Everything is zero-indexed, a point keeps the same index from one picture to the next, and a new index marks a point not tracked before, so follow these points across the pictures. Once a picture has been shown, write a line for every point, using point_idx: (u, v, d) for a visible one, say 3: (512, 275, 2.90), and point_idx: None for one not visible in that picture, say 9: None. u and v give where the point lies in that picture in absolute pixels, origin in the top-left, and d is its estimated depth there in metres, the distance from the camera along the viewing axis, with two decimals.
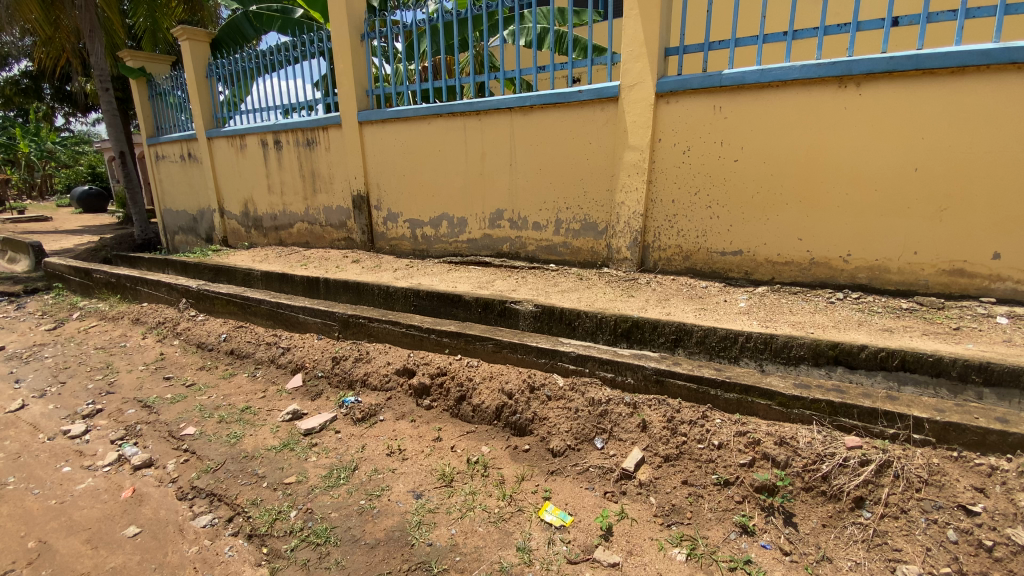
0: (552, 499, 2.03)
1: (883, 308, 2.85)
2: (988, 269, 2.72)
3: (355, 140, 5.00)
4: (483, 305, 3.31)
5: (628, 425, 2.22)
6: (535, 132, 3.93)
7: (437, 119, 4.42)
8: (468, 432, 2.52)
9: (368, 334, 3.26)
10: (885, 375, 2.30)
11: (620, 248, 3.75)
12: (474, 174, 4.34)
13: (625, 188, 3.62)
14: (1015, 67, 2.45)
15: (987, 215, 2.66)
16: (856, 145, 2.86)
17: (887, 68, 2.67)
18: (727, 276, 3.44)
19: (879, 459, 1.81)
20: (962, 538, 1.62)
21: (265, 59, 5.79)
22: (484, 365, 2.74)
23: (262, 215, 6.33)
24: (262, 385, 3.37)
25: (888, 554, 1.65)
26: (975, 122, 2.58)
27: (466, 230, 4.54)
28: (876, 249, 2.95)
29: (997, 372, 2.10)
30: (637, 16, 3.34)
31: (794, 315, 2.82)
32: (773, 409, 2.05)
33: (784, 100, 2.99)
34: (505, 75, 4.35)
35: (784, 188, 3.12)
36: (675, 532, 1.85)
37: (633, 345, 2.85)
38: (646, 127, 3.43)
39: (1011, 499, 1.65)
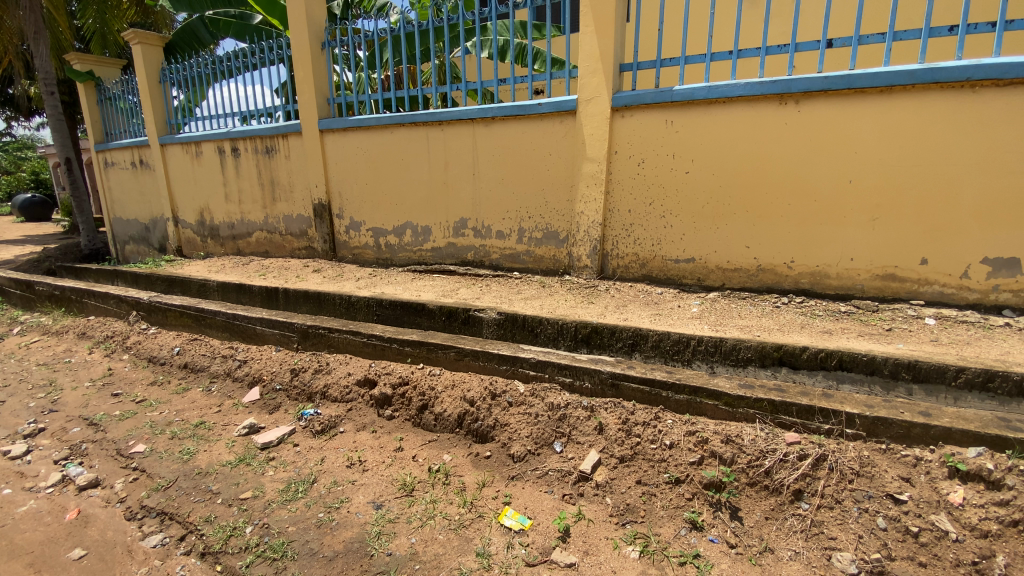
0: (512, 504, 2.06)
1: (824, 311, 3.03)
2: (917, 273, 2.92)
3: (316, 149, 4.95)
4: (447, 314, 3.32)
5: (586, 428, 2.28)
6: (496, 143, 4.00)
7: (399, 129, 4.43)
8: (429, 441, 2.52)
9: (328, 345, 3.22)
10: (825, 374, 2.44)
11: (581, 256, 3.84)
12: (437, 184, 4.37)
13: (584, 198, 3.72)
14: (937, 87, 2.65)
15: (915, 224, 2.87)
16: (796, 159, 3.04)
17: (823, 87, 2.86)
18: (682, 282, 3.57)
19: (815, 454, 1.92)
20: (890, 526, 1.74)
21: (222, 65, 5.67)
22: (446, 373, 2.75)
23: (219, 225, 6.16)
24: (218, 399, 3.27)
25: (824, 543, 1.76)
26: (903, 137, 2.78)
27: (430, 239, 4.55)
28: (816, 256, 3.13)
29: (924, 370, 2.26)
30: (593, 32, 3.46)
31: (742, 319, 2.96)
32: (720, 408, 2.15)
33: (730, 116, 3.15)
34: (466, 86, 4.41)
35: (732, 199, 3.28)
36: (629, 530, 1.91)
37: (593, 350, 2.93)
38: (603, 140, 3.55)
39: (933, 487, 1.79)
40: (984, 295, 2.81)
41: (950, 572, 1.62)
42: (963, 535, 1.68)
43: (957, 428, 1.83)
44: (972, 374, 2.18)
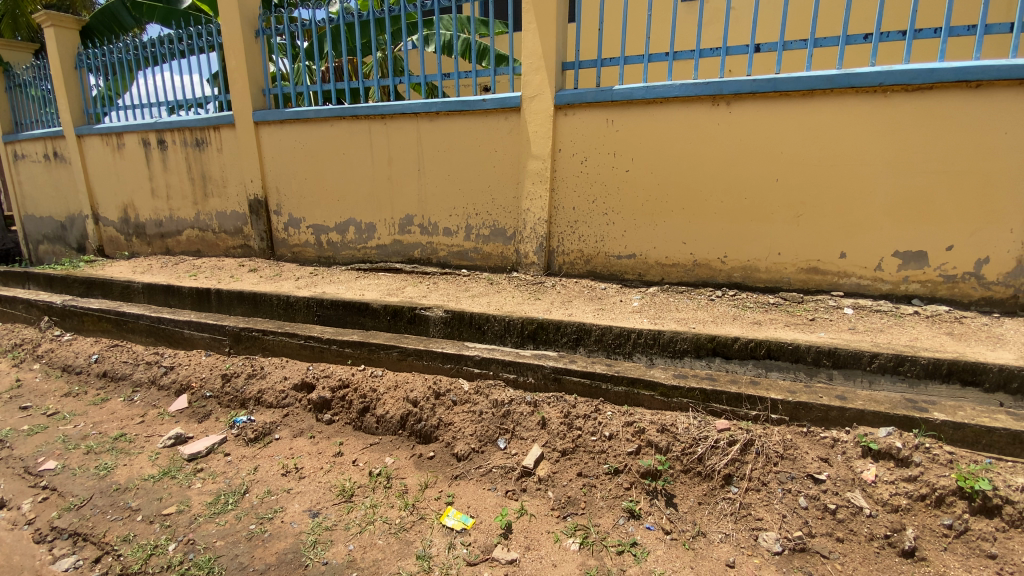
0: (455, 504, 2.04)
1: (754, 303, 3.18)
2: (837, 266, 3.12)
3: (251, 142, 4.71)
4: (392, 313, 3.24)
5: (529, 423, 2.29)
6: (440, 138, 3.94)
7: (339, 122, 4.29)
8: (371, 444, 2.45)
9: (262, 348, 3.09)
10: (755, 363, 2.56)
11: (528, 252, 3.85)
12: (380, 179, 4.26)
13: (530, 196, 3.74)
14: (852, 92, 2.84)
15: (834, 220, 3.06)
16: (728, 158, 3.18)
17: (751, 89, 2.99)
18: (624, 278, 3.66)
19: (743, 439, 2.01)
20: (811, 504, 1.85)
21: (146, 51, 5.29)
22: (388, 373, 2.69)
23: (144, 222, 5.75)
24: (141, 410, 3.05)
25: (752, 524, 1.85)
26: (823, 138, 2.96)
27: (375, 236, 4.42)
28: (747, 251, 3.29)
29: (843, 356, 2.41)
30: (535, 30, 3.47)
31: (680, 312, 3.06)
32: (656, 399, 2.22)
33: (667, 116, 3.25)
34: (410, 80, 4.32)
35: (669, 196, 3.38)
36: (570, 523, 1.93)
37: (539, 346, 2.95)
38: (547, 137, 3.57)
39: (849, 466, 1.92)
40: (895, 286, 3.04)
41: (865, 545, 1.75)
42: (876, 509, 1.80)
43: (870, 410, 1.97)
44: (885, 359, 2.35)
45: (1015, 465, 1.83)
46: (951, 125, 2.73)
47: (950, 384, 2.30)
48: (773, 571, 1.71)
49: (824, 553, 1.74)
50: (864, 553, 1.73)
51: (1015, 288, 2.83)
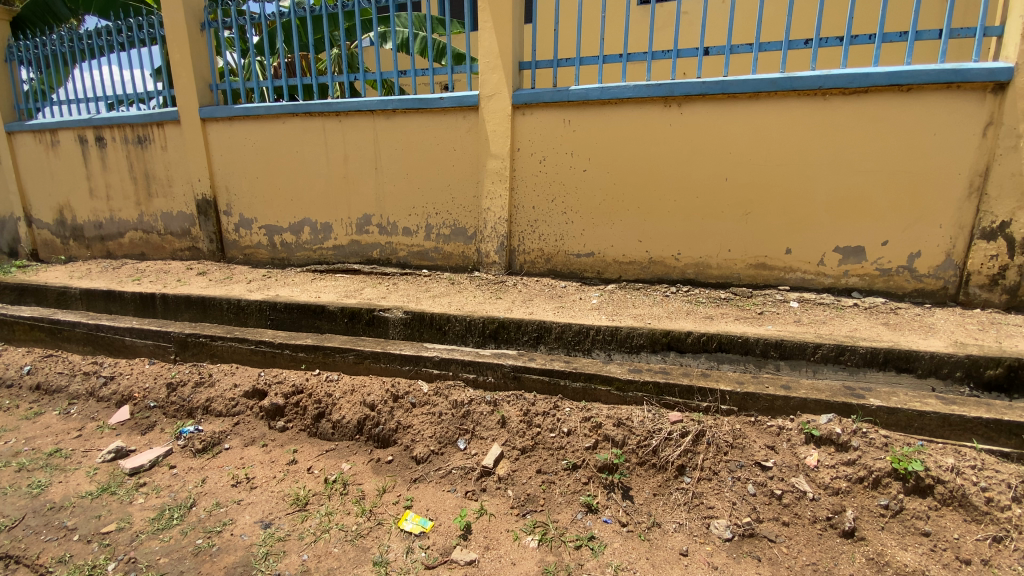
0: (413, 507, 2.01)
1: (707, 298, 3.28)
2: (784, 262, 3.26)
3: (198, 140, 4.51)
4: (350, 315, 3.17)
5: (489, 423, 2.29)
6: (397, 137, 3.89)
7: (292, 120, 4.16)
8: (327, 450, 2.38)
9: (210, 355, 2.97)
10: (707, 356, 2.65)
11: (489, 252, 3.84)
12: (336, 178, 4.16)
13: (489, 195, 3.73)
14: (794, 94, 2.97)
15: (780, 217, 3.19)
16: (680, 158, 3.27)
17: (701, 91, 3.08)
18: (584, 276, 3.70)
19: (695, 430, 2.08)
20: (759, 491, 1.93)
21: (82, 43, 4.98)
22: (345, 377, 2.64)
23: (82, 224, 5.41)
24: (78, 423, 2.86)
25: (704, 512, 1.91)
26: (769, 139, 3.08)
27: (331, 237, 4.31)
28: (699, 249, 3.39)
29: (788, 347, 2.52)
30: (491, 28, 3.47)
31: (637, 308, 3.13)
32: (612, 393, 2.26)
33: (622, 117, 3.32)
34: (365, 77, 4.23)
35: (625, 196, 3.45)
36: (529, 520, 1.93)
37: (500, 345, 2.94)
38: (505, 136, 3.57)
39: (793, 452, 2.00)
40: (836, 280, 3.20)
41: (809, 528, 1.83)
42: (818, 493, 1.89)
43: (812, 398, 2.07)
44: (827, 350, 2.47)
45: (943, 446, 1.96)
46: (884, 127, 2.89)
47: (886, 371, 2.44)
48: (724, 558, 1.77)
49: (771, 538, 1.82)
50: (807, 535, 1.81)
51: (944, 279, 3.02)
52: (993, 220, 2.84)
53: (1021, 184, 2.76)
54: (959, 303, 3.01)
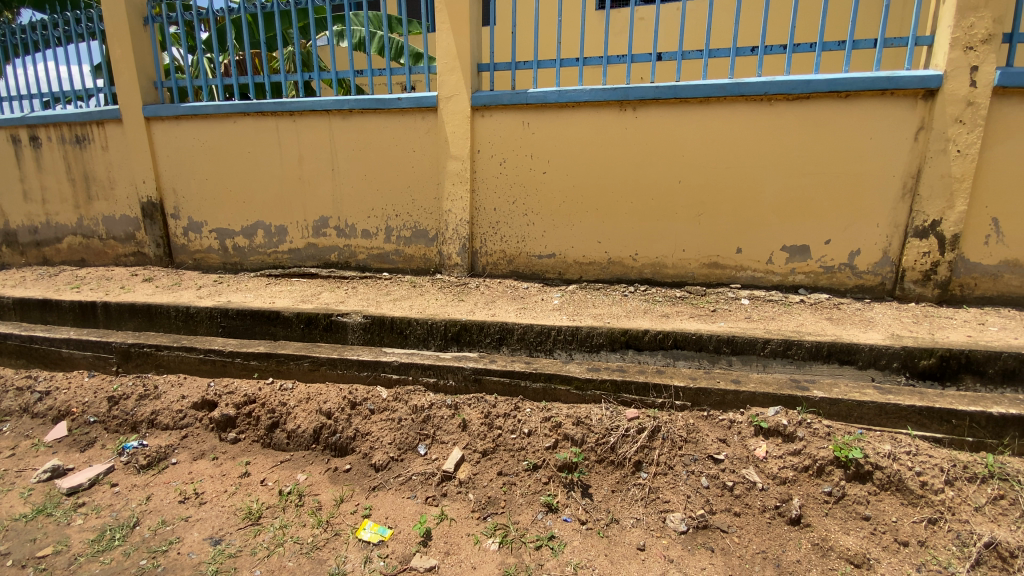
0: (372, 516, 1.97)
1: (664, 297, 3.36)
2: (735, 261, 3.38)
3: (142, 139, 4.30)
4: (306, 321, 3.08)
5: (450, 427, 2.27)
6: (354, 137, 3.81)
7: (243, 120, 4.02)
8: (282, 461, 2.31)
9: (156, 365, 2.83)
10: (664, 353, 2.71)
11: (451, 254, 3.82)
12: (290, 180, 4.04)
13: (450, 197, 3.70)
14: (742, 100, 3.09)
15: (731, 218, 3.31)
16: (635, 161, 3.34)
17: (655, 95, 3.16)
18: (545, 277, 3.73)
19: (651, 426, 2.13)
20: (712, 483, 1.99)
21: (13, 37, 4.67)
22: (300, 386, 2.56)
23: (15, 229, 5.06)
24: (10, 442, 2.67)
25: (661, 506, 1.96)
26: (719, 142, 3.19)
27: (286, 240, 4.18)
28: (656, 249, 3.47)
29: (739, 343, 2.62)
30: (449, 30, 3.46)
31: (597, 308, 3.17)
32: (572, 393, 2.28)
33: (579, 120, 3.37)
34: (320, 76, 4.13)
35: (584, 197, 3.50)
36: (490, 523, 1.93)
37: (463, 348, 2.93)
38: (464, 138, 3.56)
39: (743, 444, 2.08)
40: (784, 277, 3.33)
41: (758, 517, 1.91)
42: (767, 483, 1.97)
43: (760, 392, 2.15)
44: (775, 345, 2.58)
45: (881, 433, 2.07)
46: (825, 131, 3.04)
47: (830, 364, 2.56)
48: (679, 550, 1.82)
49: (724, 528, 1.88)
50: (757, 525, 1.89)
51: (882, 276, 3.19)
52: (925, 219, 3.01)
53: (949, 185, 2.94)
54: (896, 298, 3.18)
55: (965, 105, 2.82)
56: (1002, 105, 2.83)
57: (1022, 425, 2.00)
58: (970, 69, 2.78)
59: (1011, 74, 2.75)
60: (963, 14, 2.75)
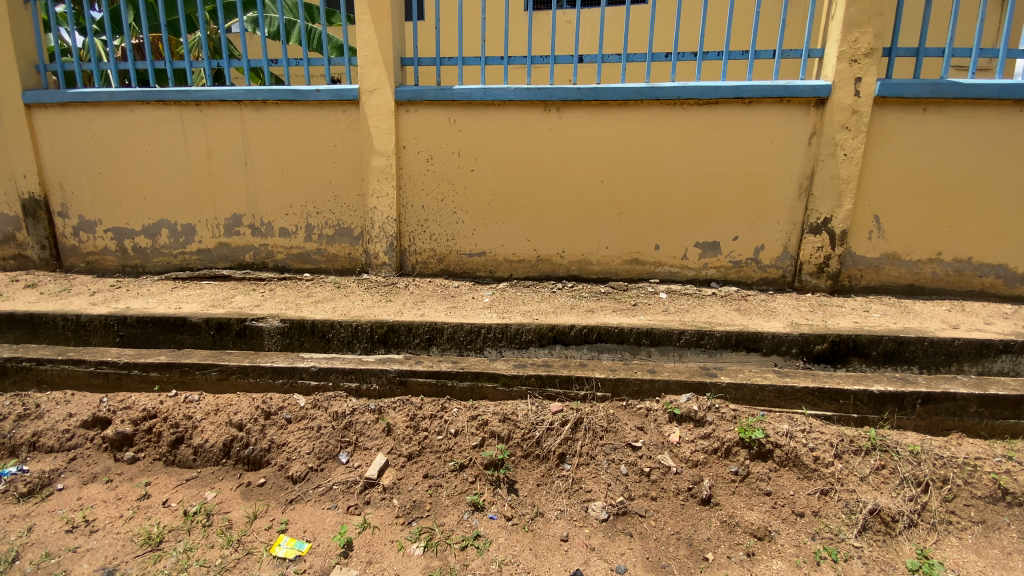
0: (289, 531, 1.89)
1: (589, 292, 3.45)
2: (654, 257, 3.53)
3: (20, 128, 3.83)
4: (217, 327, 2.89)
5: (373, 432, 2.21)
6: (268, 131, 3.61)
7: (142, 109, 3.69)
8: (187, 480, 2.15)
9: (39, 381, 2.54)
10: (589, 347, 2.80)
11: (378, 253, 3.70)
12: (198, 175, 3.75)
13: (374, 193, 3.59)
14: (657, 103, 3.24)
15: (649, 216, 3.46)
16: (560, 160, 3.42)
17: (576, 97, 3.25)
18: (476, 275, 3.71)
19: (574, 417, 2.19)
20: (631, 470, 2.08)
21: None
22: (207, 398, 2.39)
23: None
24: None
25: (584, 496, 2.03)
26: (637, 143, 3.33)
27: (195, 239, 3.88)
28: (581, 247, 3.56)
29: (657, 334, 2.75)
30: (369, 21, 3.35)
31: (526, 305, 3.20)
32: (499, 390, 2.30)
33: (505, 118, 3.39)
34: (231, 64, 3.84)
35: (512, 196, 3.52)
36: (414, 528, 1.91)
37: (391, 350, 2.85)
38: (389, 133, 3.47)
39: (659, 431, 2.19)
40: (697, 272, 3.53)
41: (673, 499, 2.02)
42: (681, 467, 2.08)
43: (673, 380, 2.27)
44: (689, 335, 2.73)
45: (780, 414, 2.25)
46: (731, 135, 3.25)
47: (738, 351, 2.75)
48: (600, 538, 1.90)
49: (642, 513, 1.98)
50: (672, 507, 2.00)
51: (782, 269, 3.46)
52: (818, 216, 3.30)
53: (838, 186, 3.23)
54: (795, 289, 3.46)
55: (850, 113, 3.12)
56: (882, 113, 3.16)
57: (898, 401, 2.24)
58: (854, 80, 3.07)
59: (889, 85, 3.06)
60: (849, 29, 3.03)
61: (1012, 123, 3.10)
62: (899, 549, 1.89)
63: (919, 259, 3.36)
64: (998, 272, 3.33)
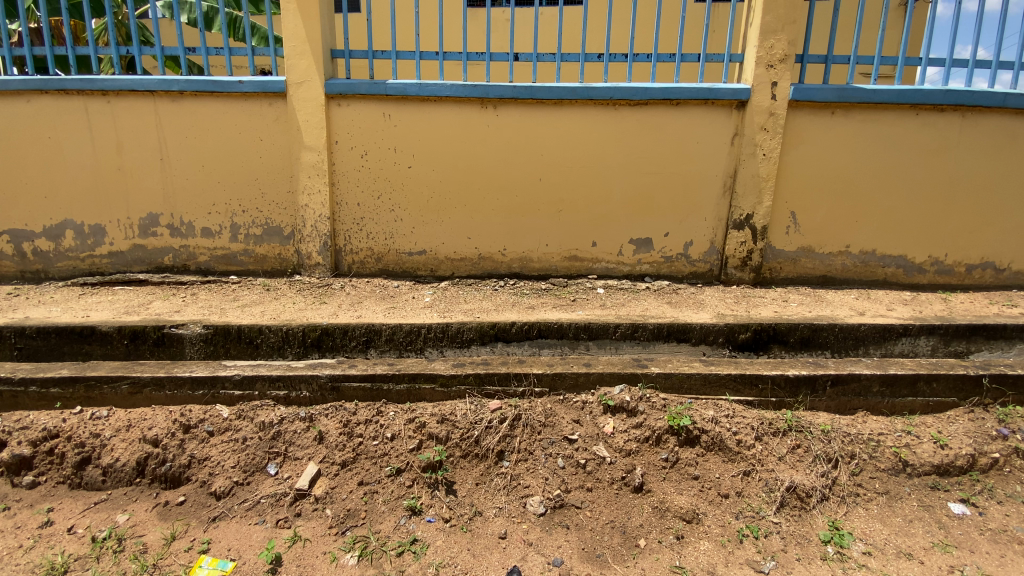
0: (211, 551, 1.79)
1: (530, 289, 3.48)
2: (592, 254, 3.61)
3: None
4: (131, 336, 2.68)
5: (304, 441, 2.12)
6: (186, 124, 3.38)
7: (40, 99, 3.36)
8: (96, 503, 1.99)
9: None
10: (530, 343, 2.83)
11: (311, 253, 3.55)
12: (108, 172, 3.46)
13: (306, 190, 3.44)
14: (591, 103, 3.32)
15: (587, 214, 3.53)
16: (498, 157, 3.42)
17: (512, 95, 3.27)
18: (417, 274, 3.65)
19: (511, 414, 2.20)
20: (568, 463, 2.13)
21: None
22: (118, 413, 2.22)
23: None
24: None
25: (522, 492, 2.05)
26: (573, 142, 3.40)
27: (106, 240, 3.57)
28: (522, 244, 3.58)
29: (595, 328, 2.82)
30: (296, 11, 3.21)
31: (467, 303, 3.18)
32: (437, 390, 2.28)
33: (441, 114, 3.35)
34: (143, 51, 3.55)
35: (451, 194, 3.49)
36: (349, 537, 1.87)
37: (326, 354, 2.75)
38: (320, 128, 3.34)
39: (594, 422, 2.25)
40: (632, 267, 3.64)
41: (608, 489, 2.08)
42: (615, 457, 2.15)
43: (607, 372, 2.33)
44: (625, 328, 2.83)
45: (706, 400, 2.37)
46: (661, 134, 3.38)
47: (670, 342, 2.87)
48: (538, 532, 1.93)
49: (578, 505, 2.03)
50: (607, 496, 2.06)
51: (710, 263, 3.63)
52: (741, 213, 3.49)
53: (758, 184, 3.44)
54: (722, 282, 3.65)
55: (768, 115, 3.32)
56: (796, 115, 3.37)
57: (811, 383, 2.42)
58: (771, 84, 3.27)
59: (801, 89, 3.28)
60: (765, 36, 3.22)
61: (908, 126, 3.41)
62: (813, 522, 2.04)
63: (830, 252, 3.63)
64: (898, 262, 3.65)
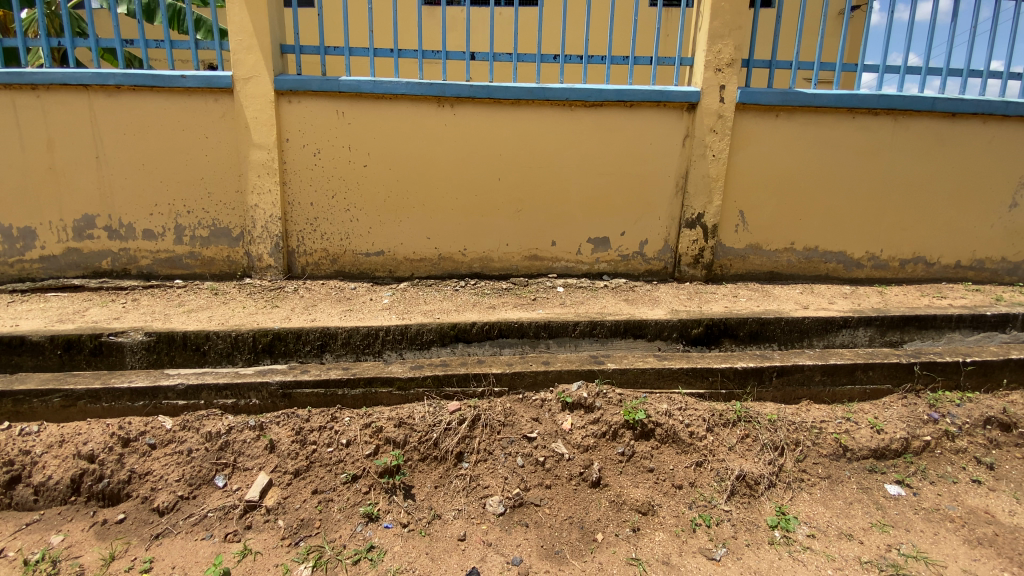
0: (154, 570, 1.71)
1: (491, 288, 3.48)
2: (551, 253, 3.65)
3: None
4: (64, 345, 2.53)
5: (254, 450, 2.06)
6: (124, 121, 3.20)
7: None
8: (27, 525, 1.87)
9: None
10: (490, 343, 2.83)
11: (262, 255, 3.43)
12: (37, 171, 3.24)
13: (256, 189, 3.32)
14: (547, 103, 3.35)
15: (545, 213, 3.56)
16: (456, 157, 3.41)
17: (469, 94, 3.26)
18: (374, 275, 3.58)
19: (470, 415, 2.20)
20: (527, 461, 2.14)
21: None
22: (49, 428, 2.09)
23: None
24: None
25: (481, 493, 2.05)
26: (530, 142, 3.42)
27: (36, 244, 3.34)
28: (482, 243, 3.58)
29: (554, 327, 2.85)
30: (241, 4, 3.09)
31: (427, 304, 3.15)
32: (394, 394, 2.25)
33: (397, 112, 3.30)
34: (75, 44, 3.32)
35: (409, 193, 3.45)
36: (302, 547, 1.82)
37: (278, 359, 2.67)
38: (269, 125, 3.23)
39: (552, 419, 2.28)
40: (591, 266, 3.70)
41: (566, 485, 2.11)
42: (573, 453, 2.18)
43: (565, 370, 2.36)
44: (583, 326, 2.87)
45: (660, 394, 2.43)
46: (616, 135, 3.45)
47: (627, 339, 2.93)
48: (497, 532, 1.94)
49: (537, 502, 2.05)
50: (566, 493, 2.09)
51: (664, 261, 3.73)
52: (693, 212, 3.60)
53: (709, 184, 3.55)
54: (676, 279, 3.75)
55: (716, 118, 3.43)
56: (743, 117, 3.50)
57: (758, 375, 2.52)
58: (719, 88, 3.38)
59: (747, 93, 3.41)
60: (713, 41, 3.33)
61: (846, 129, 3.60)
62: (761, 509, 2.13)
63: (777, 248, 3.79)
64: (839, 258, 3.86)
